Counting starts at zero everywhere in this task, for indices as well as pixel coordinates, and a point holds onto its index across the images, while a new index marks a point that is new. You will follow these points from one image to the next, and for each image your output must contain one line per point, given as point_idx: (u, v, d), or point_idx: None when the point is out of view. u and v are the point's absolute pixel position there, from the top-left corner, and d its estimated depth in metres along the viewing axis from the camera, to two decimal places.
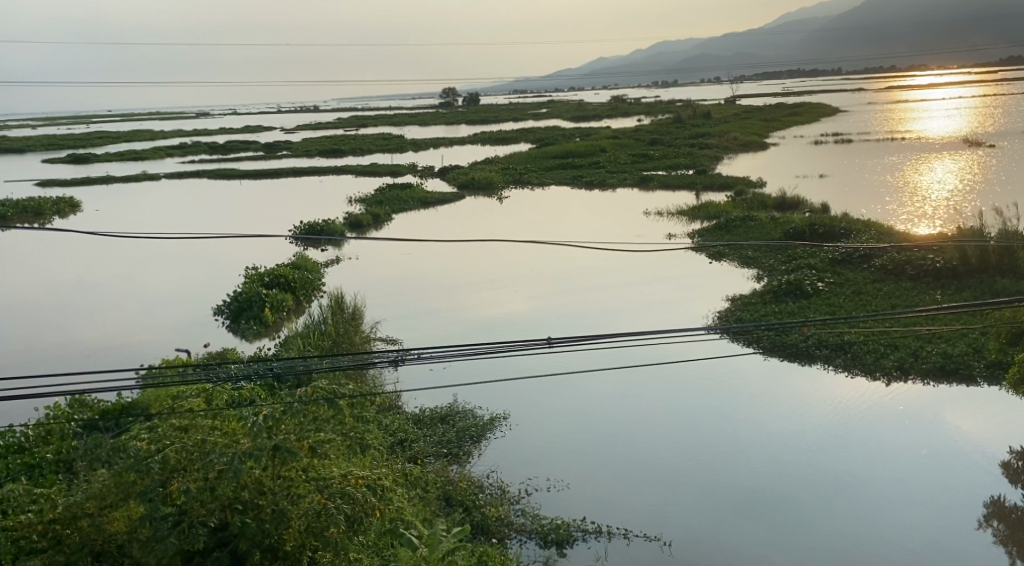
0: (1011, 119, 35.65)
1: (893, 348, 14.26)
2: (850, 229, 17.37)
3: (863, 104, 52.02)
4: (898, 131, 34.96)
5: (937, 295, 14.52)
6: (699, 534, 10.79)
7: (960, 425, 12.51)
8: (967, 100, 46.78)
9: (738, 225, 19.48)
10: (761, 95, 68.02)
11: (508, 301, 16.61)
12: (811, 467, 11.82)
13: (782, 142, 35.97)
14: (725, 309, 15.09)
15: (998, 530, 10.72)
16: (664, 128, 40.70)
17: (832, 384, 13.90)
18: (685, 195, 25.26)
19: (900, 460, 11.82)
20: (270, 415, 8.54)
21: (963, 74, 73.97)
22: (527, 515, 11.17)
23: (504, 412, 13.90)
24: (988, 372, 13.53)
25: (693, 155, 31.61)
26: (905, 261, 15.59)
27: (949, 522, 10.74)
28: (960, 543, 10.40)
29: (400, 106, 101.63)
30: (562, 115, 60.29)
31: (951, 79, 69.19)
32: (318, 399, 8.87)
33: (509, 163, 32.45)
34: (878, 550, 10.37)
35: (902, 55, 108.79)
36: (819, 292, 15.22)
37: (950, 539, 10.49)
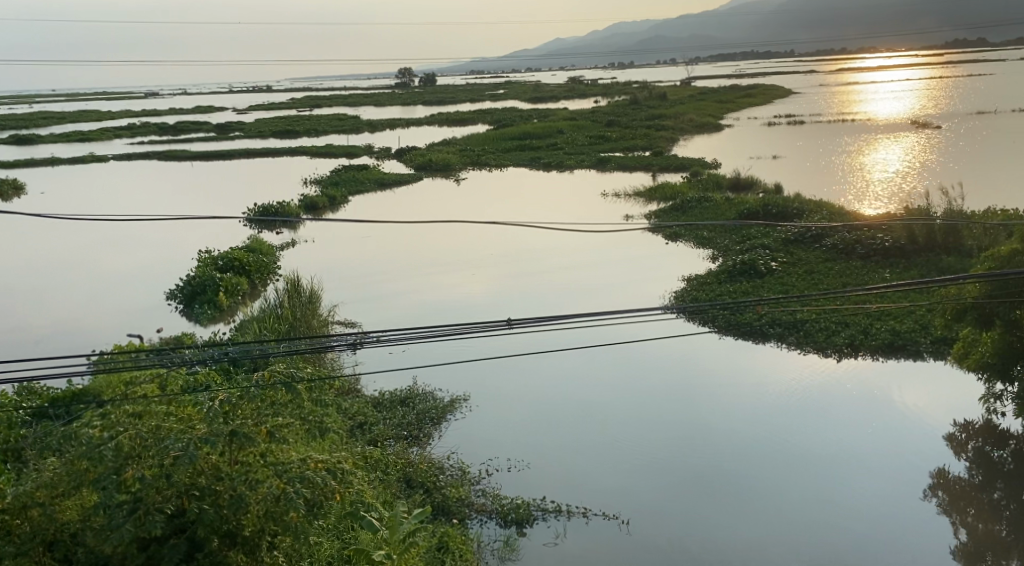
0: (956, 101, 36.48)
1: (844, 326, 14.64)
2: (803, 209, 17.71)
3: (817, 86, 52.85)
4: (849, 113, 35.58)
5: (886, 273, 14.85)
6: (657, 511, 10.95)
7: (909, 401, 12.84)
8: (916, 82, 47.79)
9: (693, 206, 19.67)
10: (717, 76, 68.76)
11: (467, 282, 16.59)
12: (768, 445, 12.06)
13: (737, 123, 36.41)
14: (681, 290, 15.24)
15: (943, 500, 11.11)
16: (622, 110, 40.86)
17: (784, 361, 14.22)
18: (642, 176, 25.44)
19: (857, 438, 12.08)
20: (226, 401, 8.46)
21: (912, 57, 75.75)
22: (488, 495, 11.26)
23: (464, 393, 13.97)
24: (934, 348, 13.95)
25: (649, 136, 31.79)
26: (856, 241, 15.97)
27: (897, 494, 11.04)
28: (910, 515, 10.70)
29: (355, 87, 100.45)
30: (519, 95, 60.20)
31: (901, 61, 70.43)
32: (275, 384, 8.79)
33: (466, 144, 32.32)
34: (830, 525, 10.61)
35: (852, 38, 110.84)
36: (772, 271, 15.49)
37: (900, 510, 10.77)
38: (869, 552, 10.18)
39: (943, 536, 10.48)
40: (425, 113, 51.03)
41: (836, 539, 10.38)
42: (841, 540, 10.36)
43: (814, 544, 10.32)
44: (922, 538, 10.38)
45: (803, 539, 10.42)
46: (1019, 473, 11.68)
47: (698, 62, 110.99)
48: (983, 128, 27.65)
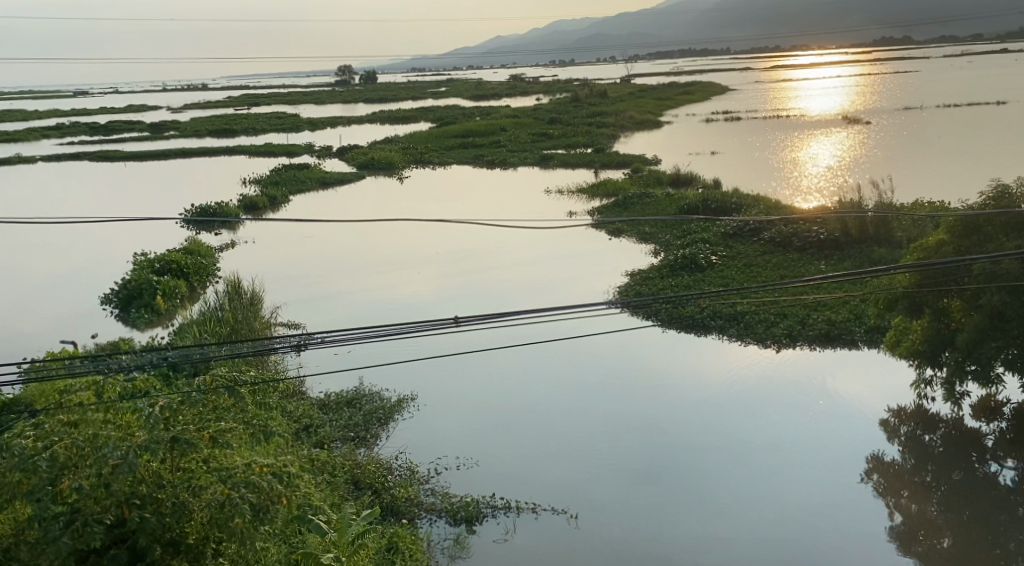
0: (885, 97, 37.62)
1: (782, 317, 15.03)
2: (741, 204, 18.12)
3: (754, 83, 53.93)
4: (783, 109, 36.41)
5: (821, 265, 15.28)
6: (604, 504, 11.09)
7: (845, 389, 13.24)
8: (847, 79, 49.15)
9: (635, 202, 19.91)
10: (656, 74, 69.55)
11: (412, 281, 16.53)
12: (712, 436, 12.31)
13: (677, 120, 36.92)
14: (624, 284, 15.44)
15: (879, 483, 11.47)
16: (564, 107, 41.08)
17: (725, 353, 14.52)
18: (585, 173, 25.64)
19: (798, 427, 12.40)
20: (166, 407, 8.27)
21: (843, 54, 77.80)
22: (437, 494, 11.24)
23: (411, 393, 13.92)
24: (868, 336, 14.38)
25: (591, 133, 32.04)
26: (792, 234, 16.40)
27: (836, 480, 11.39)
28: (848, 500, 11.05)
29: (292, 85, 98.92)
30: (461, 93, 60.04)
31: (833, 58, 72.31)
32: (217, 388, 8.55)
33: (408, 142, 32.11)
34: (773, 510, 10.87)
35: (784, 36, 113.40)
36: (713, 265, 15.81)
37: (839, 496, 11.11)
38: (810, 538, 10.46)
39: (877, 517, 10.84)
40: (365, 111, 50.50)
41: (778, 525, 10.64)
42: (782, 526, 10.62)
43: (757, 531, 10.56)
44: (860, 520, 10.73)
45: (748, 526, 10.66)
46: (948, 454, 12.08)
47: (637, 60, 112.11)
48: (910, 123, 28.56)
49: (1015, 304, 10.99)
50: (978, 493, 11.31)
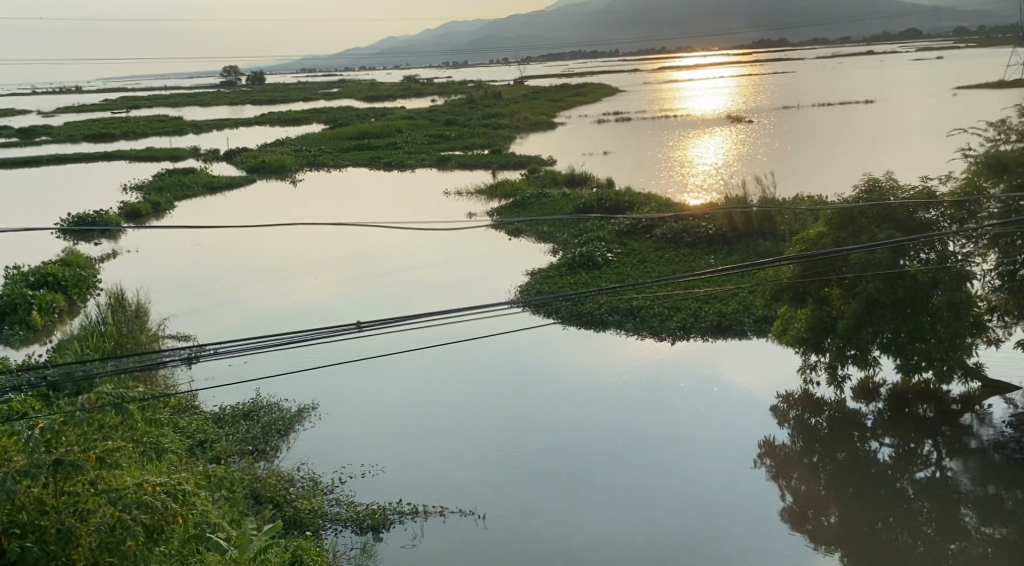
0: (764, 97, 39.22)
1: (676, 310, 15.48)
2: (634, 202, 18.54)
3: (641, 84, 55.31)
4: (669, 109, 37.47)
5: (711, 259, 15.80)
6: (511, 504, 11.09)
7: (739, 377, 13.71)
8: (728, 80, 51.02)
9: (532, 202, 20.09)
10: (546, 75, 70.38)
11: (309, 287, 16.14)
12: (616, 431, 12.50)
13: (569, 121, 37.47)
14: (525, 284, 15.52)
15: (770, 467, 11.80)
16: (457, 108, 41.05)
17: (624, 347, 14.82)
18: (482, 174, 25.68)
19: (696, 418, 12.74)
20: (47, 428, 7.73)
21: (723, 56, 80.76)
22: (342, 504, 11.01)
23: (311, 402, 13.60)
24: (756, 327, 14.92)
25: (486, 135, 32.12)
26: (683, 230, 16.91)
27: (732, 464, 11.76)
28: (746, 482, 11.40)
29: (170, 87, 95.10)
30: (352, 94, 59.15)
31: (713, 60, 74.91)
32: (104, 406, 7.96)
33: (299, 145, 31.40)
34: (675, 497, 11.09)
35: (664, 39, 116.91)
36: (609, 262, 16.12)
37: (737, 478, 11.46)
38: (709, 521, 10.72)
39: (771, 500, 11.12)
40: (252, 113, 49.11)
41: (680, 512, 10.85)
42: (685, 512, 10.85)
43: (659, 518, 10.76)
44: (759, 501, 11.08)
45: (651, 516, 10.81)
46: (833, 434, 12.46)
47: (524, 61, 113.29)
48: (787, 122, 29.85)
49: (888, 291, 11.47)
50: (862, 470, 11.66)
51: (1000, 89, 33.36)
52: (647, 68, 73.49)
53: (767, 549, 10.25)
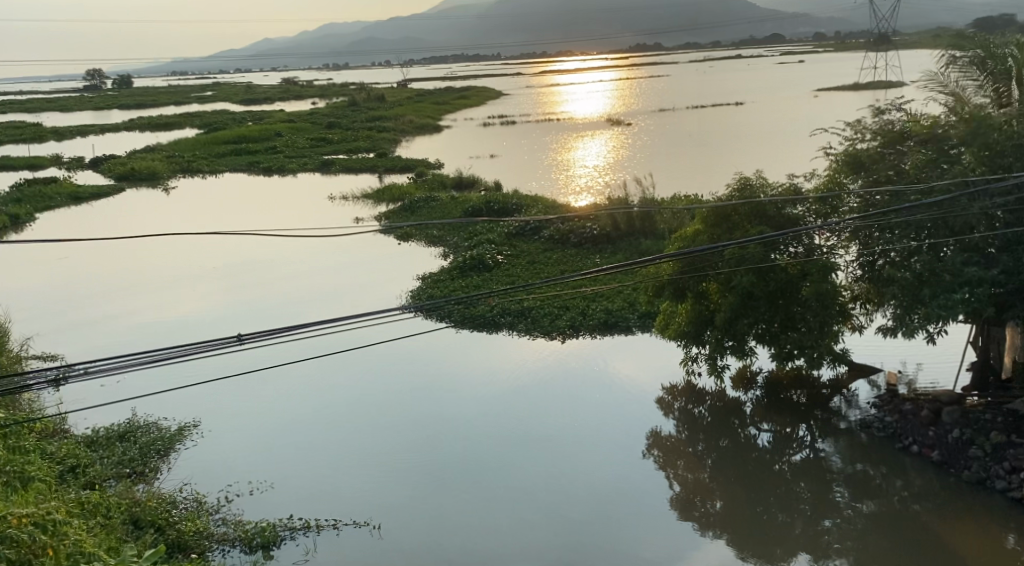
0: (641, 101, 40.34)
1: (565, 309, 15.65)
2: (521, 204, 18.67)
3: (522, 88, 55.94)
4: (551, 113, 38.01)
5: (597, 258, 16.06)
6: (405, 510, 10.84)
7: (629, 370, 13.88)
8: (607, 84, 52.24)
9: (420, 205, 19.92)
10: (428, 79, 70.21)
11: (187, 300, 15.42)
12: (509, 428, 12.38)
13: (453, 124, 37.46)
14: (416, 289, 15.33)
15: (658, 456, 11.79)
16: (339, 112, 40.36)
17: (515, 348, 14.81)
18: (367, 178, 25.29)
19: (589, 410, 12.76)
20: None
21: (599, 61, 82.75)
22: (229, 523, 10.53)
23: (193, 420, 13.00)
24: (641, 322, 15.19)
25: (369, 138, 31.67)
26: (569, 231, 17.16)
27: (627, 450, 11.80)
28: (642, 467, 11.44)
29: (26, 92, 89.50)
30: (227, 97, 57.27)
31: (591, 65, 76.56)
32: None
33: (173, 151, 30.10)
34: (572, 486, 11.01)
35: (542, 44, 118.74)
36: (499, 264, 16.14)
37: (633, 462, 11.51)
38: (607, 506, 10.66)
39: (657, 488, 11.02)
40: (120, 118, 46.82)
41: (577, 500, 10.76)
42: (582, 500, 10.77)
43: (556, 508, 10.65)
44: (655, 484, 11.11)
45: (546, 506, 10.71)
46: (715, 423, 12.53)
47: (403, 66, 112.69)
48: (664, 124, 30.77)
49: (760, 285, 11.82)
50: (741, 456, 11.71)
51: (855, 92, 35.53)
52: (527, 72, 74.46)
53: (656, 532, 10.18)
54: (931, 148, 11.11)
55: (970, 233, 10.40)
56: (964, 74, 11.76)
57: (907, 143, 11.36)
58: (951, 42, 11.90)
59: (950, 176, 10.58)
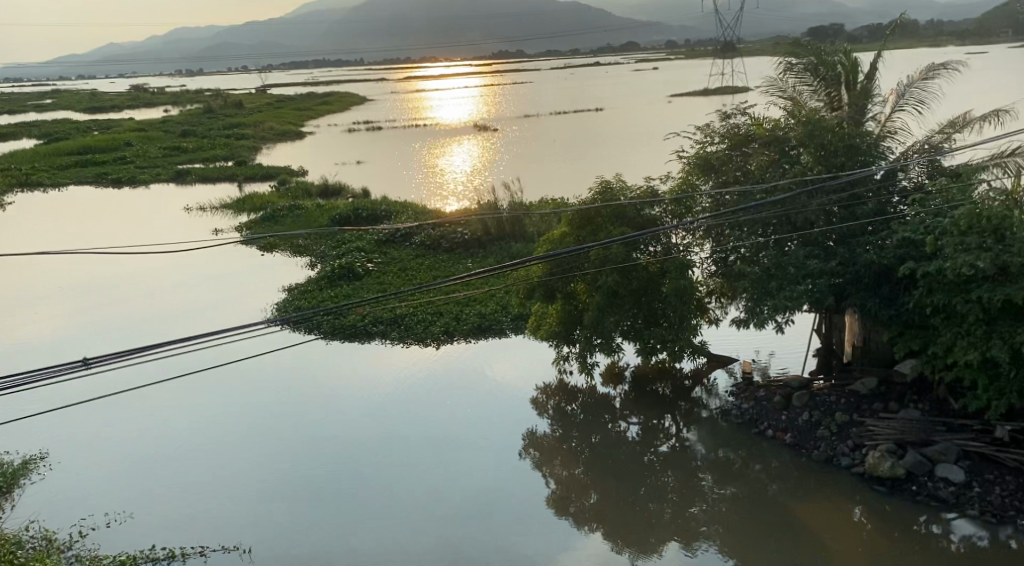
0: (507, 106, 40.76)
1: (439, 315, 15.57)
2: (389, 211, 18.48)
3: (388, 93, 55.47)
4: (417, 118, 37.85)
5: (470, 263, 16.07)
6: (275, 530, 10.46)
7: (503, 372, 13.92)
8: (472, 89, 52.56)
9: (285, 215, 19.38)
10: (290, 85, 68.59)
11: (31, 325, 14.40)
12: (384, 438, 12.17)
13: (317, 130, 36.71)
14: (282, 301, 14.86)
15: (536, 456, 11.80)
16: (195, 119, 38.79)
17: (390, 356, 14.62)
18: (226, 188, 24.39)
19: (464, 414, 12.69)
20: None
21: (464, 66, 83.19)
22: (83, 559, 9.87)
23: (41, 452, 12.16)
24: (514, 325, 15.29)
25: (228, 146, 30.58)
26: (440, 237, 17.13)
27: (503, 451, 11.76)
28: (519, 467, 11.41)
29: None
30: (71, 105, 54.02)
31: (457, 70, 76.91)
32: None
33: (10, 163, 28.10)
34: (449, 491, 10.90)
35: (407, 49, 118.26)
36: (369, 272, 15.90)
37: (510, 462, 11.49)
38: (485, 510, 10.58)
39: (533, 487, 11.02)
40: None
41: (454, 505, 10.65)
42: (458, 505, 10.65)
43: (433, 515, 10.51)
44: (532, 484, 11.11)
45: (423, 511, 10.61)
46: (588, 419, 12.66)
47: (263, 70, 109.65)
48: (529, 129, 31.21)
49: (625, 282, 12.09)
50: (612, 449, 11.88)
51: (708, 96, 37.18)
52: (392, 77, 73.99)
53: (533, 532, 10.18)
54: (772, 150, 11.64)
55: (810, 228, 11.26)
56: (800, 79, 12.52)
57: (751, 145, 11.87)
58: (787, 49, 12.59)
59: (790, 175, 11.25)
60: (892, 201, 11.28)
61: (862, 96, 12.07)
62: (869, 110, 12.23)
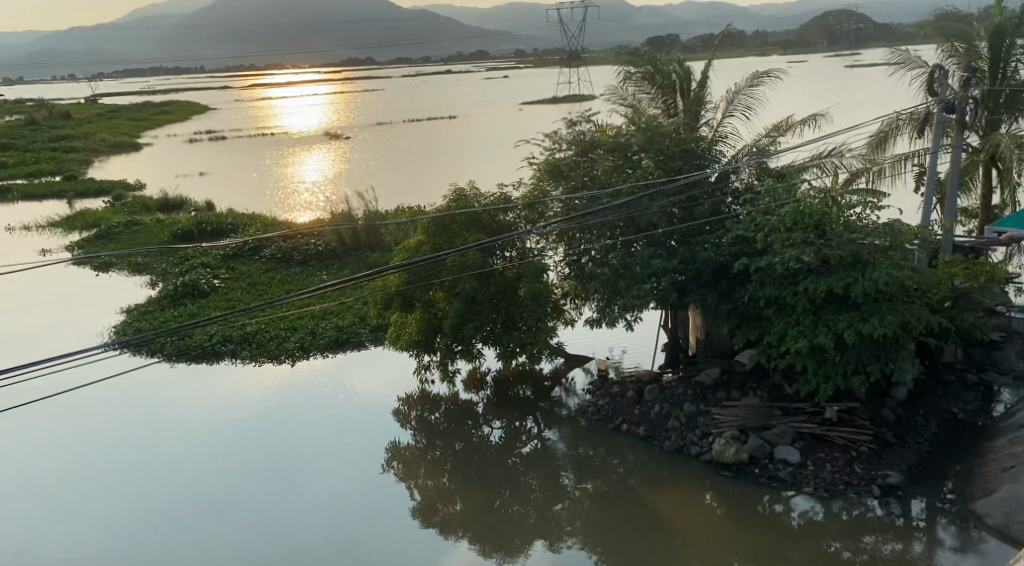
0: (357, 114, 40.31)
1: (293, 330, 15.22)
2: (236, 225, 17.91)
3: (232, 101, 53.65)
4: (264, 128, 36.83)
5: (324, 275, 15.80)
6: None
7: (363, 385, 13.72)
8: (321, 97, 51.62)
9: (121, 232, 18.41)
10: (125, 93, 65.12)
11: None
12: (239, 460, 11.71)
13: (156, 141, 35.05)
14: (121, 324, 14.10)
15: (398, 469, 11.66)
16: (17, 131, 36.19)
17: (243, 376, 14.13)
18: (55, 205, 22.90)
19: (323, 430, 12.41)
20: None
21: (313, 73, 81.65)
22: None
23: None
24: (372, 336, 15.13)
25: (56, 160, 28.71)
26: (291, 250, 16.76)
27: (365, 464, 11.57)
28: (381, 480, 11.26)
29: None
30: None
31: (306, 78, 75.34)
32: None
33: None
34: (308, 509, 10.61)
35: (253, 56, 114.80)
36: (216, 289, 15.37)
37: (371, 475, 11.32)
38: (346, 525, 10.37)
39: (400, 499, 10.88)
40: None
41: (314, 523, 10.37)
42: (318, 523, 10.38)
43: (292, 535, 10.20)
44: (395, 495, 10.98)
45: (282, 531, 10.28)
46: (450, 427, 12.66)
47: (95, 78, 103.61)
48: (381, 137, 30.99)
49: (482, 288, 12.18)
50: (475, 455, 11.90)
51: (556, 103, 38.11)
52: (237, 85, 71.58)
53: (397, 544, 10.07)
54: (615, 155, 12.10)
55: (654, 229, 11.74)
56: (639, 88, 13.08)
57: (596, 151, 12.26)
58: (625, 59, 13.09)
59: (633, 179, 11.71)
60: (726, 201, 12.00)
61: (695, 103, 12.83)
62: (703, 116, 13.01)
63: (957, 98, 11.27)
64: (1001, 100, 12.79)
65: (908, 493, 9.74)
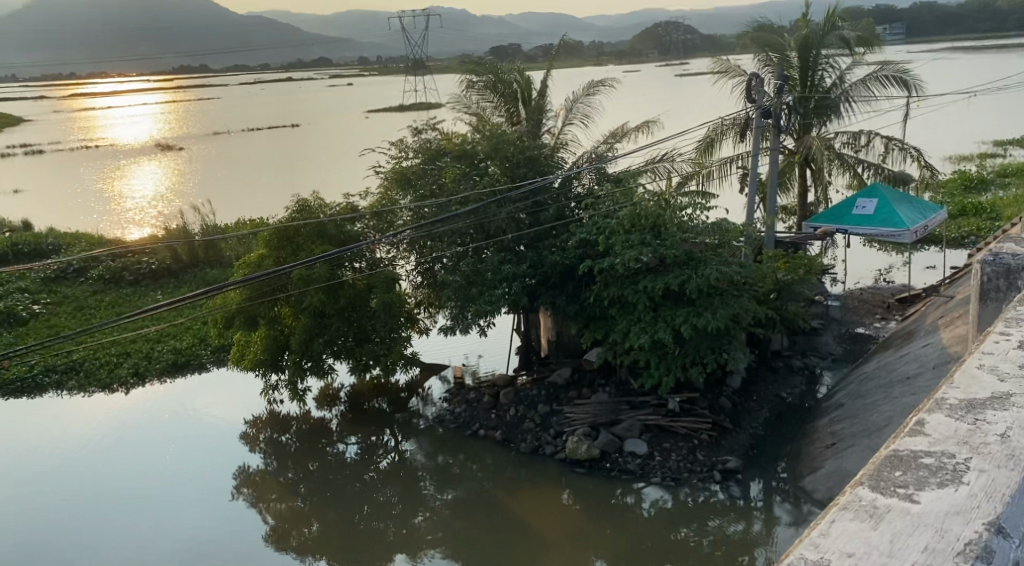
0: (192, 124, 38.70)
1: (125, 356, 14.55)
2: (58, 244, 16.83)
3: (52, 112, 50.24)
4: (88, 140, 34.72)
5: (159, 294, 15.11)
6: None
7: (208, 410, 13.20)
8: (152, 107, 49.22)
9: None
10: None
11: None
12: (72, 494, 10.98)
13: None
14: None
15: (249, 495, 11.25)
16: None
17: (75, 408, 13.29)
18: None
19: (166, 458, 11.83)
20: None
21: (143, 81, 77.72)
22: None
23: None
24: (215, 358, 14.62)
25: None
26: (121, 269, 15.93)
27: (212, 490, 11.11)
28: (229, 504, 10.83)
29: None
30: None
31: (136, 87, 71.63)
32: None
33: None
34: (149, 533, 10.05)
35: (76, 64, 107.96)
36: (37, 316, 14.44)
37: (219, 500, 10.88)
38: (192, 544, 9.87)
39: (250, 522, 10.50)
40: None
41: (156, 546, 9.81)
42: (162, 545, 9.84)
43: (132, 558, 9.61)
44: (244, 517, 10.58)
45: (120, 556, 9.66)
46: (303, 446, 12.35)
47: None
48: (218, 148, 29.89)
49: (330, 301, 12.00)
50: (330, 474, 11.64)
51: (400, 111, 37.99)
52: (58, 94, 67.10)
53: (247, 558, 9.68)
54: (462, 164, 12.23)
55: (502, 235, 11.99)
56: (482, 96, 13.28)
57: (443, 158, 12.31)
58: (467, 68, 13.17)
59: (480, 186, 11.83)
60: (569, 205, 12.39)
61: (536, 111, 13.23)
62: (544, 124, 13.42)
63: (772, 105, 12.18)
64: (811, 105, 13.87)
65: (747, 475, 10.24)
